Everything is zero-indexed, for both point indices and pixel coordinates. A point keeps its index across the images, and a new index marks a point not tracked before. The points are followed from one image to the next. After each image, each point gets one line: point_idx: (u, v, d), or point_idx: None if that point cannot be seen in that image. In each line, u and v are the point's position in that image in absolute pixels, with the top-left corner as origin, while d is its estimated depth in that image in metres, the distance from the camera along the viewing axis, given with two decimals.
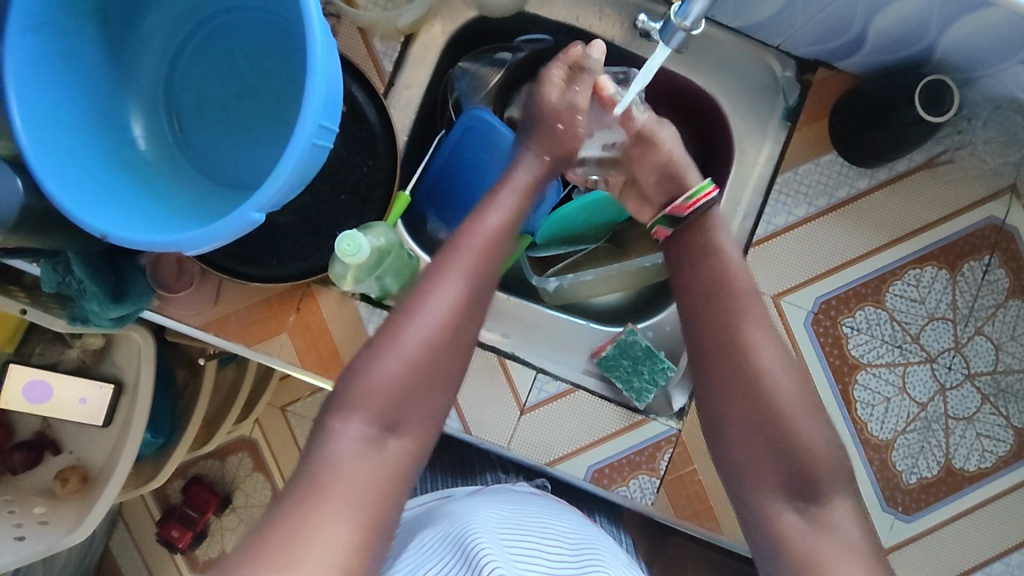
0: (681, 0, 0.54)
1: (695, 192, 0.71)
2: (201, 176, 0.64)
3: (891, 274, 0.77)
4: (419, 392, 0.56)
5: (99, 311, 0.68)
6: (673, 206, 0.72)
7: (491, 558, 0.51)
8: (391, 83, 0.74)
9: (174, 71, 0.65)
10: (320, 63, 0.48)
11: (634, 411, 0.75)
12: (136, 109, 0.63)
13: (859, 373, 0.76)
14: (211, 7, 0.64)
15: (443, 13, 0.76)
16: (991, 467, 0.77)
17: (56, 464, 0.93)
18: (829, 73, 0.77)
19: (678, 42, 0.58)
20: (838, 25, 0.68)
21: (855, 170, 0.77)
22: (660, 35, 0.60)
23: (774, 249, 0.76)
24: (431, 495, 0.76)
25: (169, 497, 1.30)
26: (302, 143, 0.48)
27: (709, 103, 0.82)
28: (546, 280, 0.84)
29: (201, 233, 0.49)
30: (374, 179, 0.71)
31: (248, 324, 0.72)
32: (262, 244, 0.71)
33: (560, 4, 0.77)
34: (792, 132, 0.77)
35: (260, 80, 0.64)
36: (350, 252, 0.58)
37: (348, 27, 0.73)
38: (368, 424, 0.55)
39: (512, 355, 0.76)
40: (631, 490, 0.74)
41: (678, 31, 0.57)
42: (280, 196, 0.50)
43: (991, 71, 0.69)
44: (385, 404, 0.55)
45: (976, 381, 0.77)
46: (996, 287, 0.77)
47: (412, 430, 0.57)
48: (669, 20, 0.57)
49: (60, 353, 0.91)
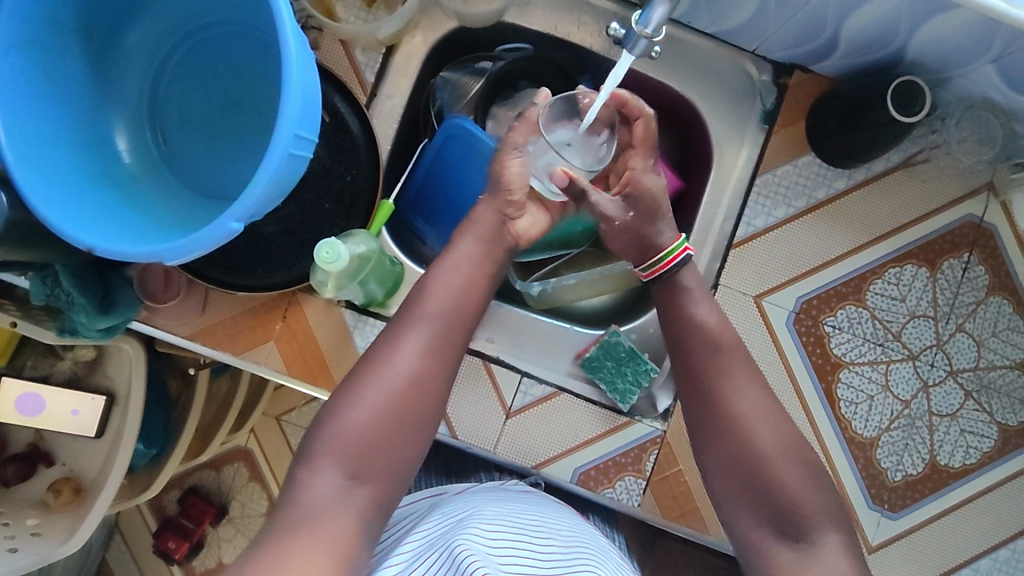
0: (641, 9, 0.56)
1: (662, 256, 0.70)
2: (186, 189, 0.65)
3: (871, 273, 0.78)
4: (372, 417, 0.58)
5: (87, 321, 0.69)
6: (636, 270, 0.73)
7: (474, 559, 0.52)
8: (373, 93, 0.76)
9: (157, 86, 0.66)
10: (295, 75, 0.49)
11: (618, 413, 0.75)
12: (120, 122, 0.64)
13: (842, 371, 0.77)
14: (192, 22, 0.65)
15: (424, 24, 0.77)
16: (975, 463, 0.78)
17: (49, 476, 0.94)
18: (805, 76, 0.78)
19: (640, 49, 0.61)
20: (809, 29, 0.69)
21: (833, 171, 0.78)
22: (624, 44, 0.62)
23: (754, 251, 0.77)
24: (423, 494, 0.76)
25: (165, 507, 1.30)
26: (278, 153, 0.49)
27: (688, 107, 0.83)
28: (530, 284, 0.84)
29: (182, 243, 0.50)
30: (357, 188, 0.73)
31: (236, 333, 0.72)
32: (249, 254, 0.72)
33: (539, 13, 0.79)
34: (769, 134, 0.78)
35: (242, 94, 0.65)
36: (328, 260, 0.59)
37: (330, 39, 0.74)
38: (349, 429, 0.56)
39: (497, 359, 0.77)
40: (618, 492, 0.75)
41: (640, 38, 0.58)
42: (259, 206, 0.51)
43: (962, 71, 0.70)
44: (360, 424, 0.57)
45: (958, 378, 0.78)
46: (977, 284, 0.78)
47: (394, 433, 0.59)
48: (631, 27, 0.59)
49: (53, 365, 0.92)
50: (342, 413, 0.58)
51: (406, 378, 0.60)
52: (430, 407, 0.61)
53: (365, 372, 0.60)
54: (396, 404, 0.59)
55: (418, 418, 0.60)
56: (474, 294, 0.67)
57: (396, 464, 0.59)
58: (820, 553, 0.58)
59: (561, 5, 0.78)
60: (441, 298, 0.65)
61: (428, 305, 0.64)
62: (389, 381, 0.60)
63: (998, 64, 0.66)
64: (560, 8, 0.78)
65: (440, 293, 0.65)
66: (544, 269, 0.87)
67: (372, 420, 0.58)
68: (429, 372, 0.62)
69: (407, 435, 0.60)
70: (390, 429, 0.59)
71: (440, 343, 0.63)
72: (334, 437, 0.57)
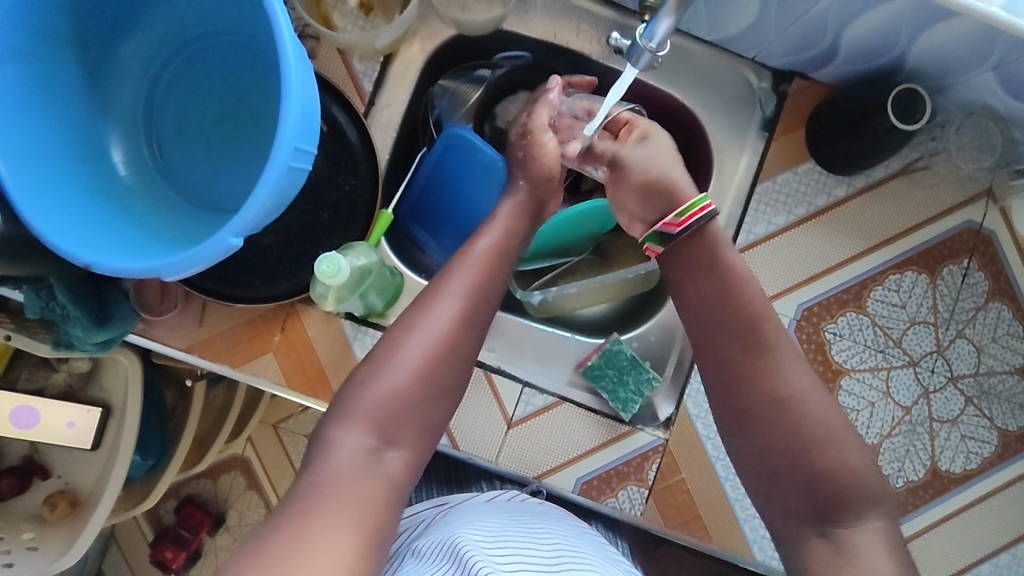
0: (646, 22, 0.54)
1: (689, 207, 0.67)
2: (184, 202, 0.65)
3: (872, 280, 0.77)
4: (386, 405, 0.55)
5: (83, 334, 0.68)
6: (664, 223, 0.68)
7: (484, 566, 0.52)
8: (371, 102, 0.75)
9: (153, 98, 0.65)
10: (295, 88, 0.48)
11: (620, 422, 0.75)
12: (117, 135, 0.63)
13: (843, 378, 0.77)
14: (188, 32, 0.64)
15: (422, 33, 0.77)
16: (976, 469, 0.78)
17: (44, 489, 0.93)
18: (805, 83, 0.78)
19: (645, 63, 0.58)
20: (810, 37, 0.69)
21: (833, 178, 0.78)
22: (628, 56, 0.60)
23: (755, 258, 0.77)
24: (428, 503, 0.75)
25: (162, 518, 1.29)
26: (278, 166, 0.49)
27: (687, 114, 0.82)
28: (530, 294, 0.83)
29: (181, 259, 0.49)
30: (356, 199, 0.72)
31: (233, 345, 0.72)
32: (247, 266, 0.71)
33: (537, 21, 0.78)
34: (769, 141, 0.78)
35: (240, 105, 0.65)
36: (329, 273, 0.58)
37: (327, 48, 0.74)
38: (347, 428, 0.53)
39: (497, 368, 0.76)
40: (620, 501, 0.74)
41: (644, 52, 0.56)
42: (259, 219, 0.50)
43: (961, 79, 0.70)
44: (360, 418, 0.54)
45: (959, 384, 0.78)
46: (976, 290, 0.78)
47: (408, 433, 0.56)
48: (636, 41, 0.57)
49: (46, 378, 0.91)
50: (372, 376, 0.56)
51: (439, 347, 0.58)
52: (441, 389, 0.59)
53: (397, 338, 0.58)
54: (425, 372, 0.57)
55: (443, 392, 0.58)
56: (504, 267, 0.65)
57: (405, 465, 0.56)
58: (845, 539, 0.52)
59: (559, 13, 0.78)
60: (476, 265, 0.63)
61: (461, 274, 0.62)
62: (424, 344, 0.58)
63: (998, 72, 0.66)
64: (559, 16, 0.78)
65: (473, 263, 0.63)
66: (548, 275, 0.87)
67: (400, 387, 0.56)
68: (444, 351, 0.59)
69: (423, 441, 0.57)
70: (416, 401, 0.56)
71: (473, 315, 0.61)
72: (343, 420, 0.54)
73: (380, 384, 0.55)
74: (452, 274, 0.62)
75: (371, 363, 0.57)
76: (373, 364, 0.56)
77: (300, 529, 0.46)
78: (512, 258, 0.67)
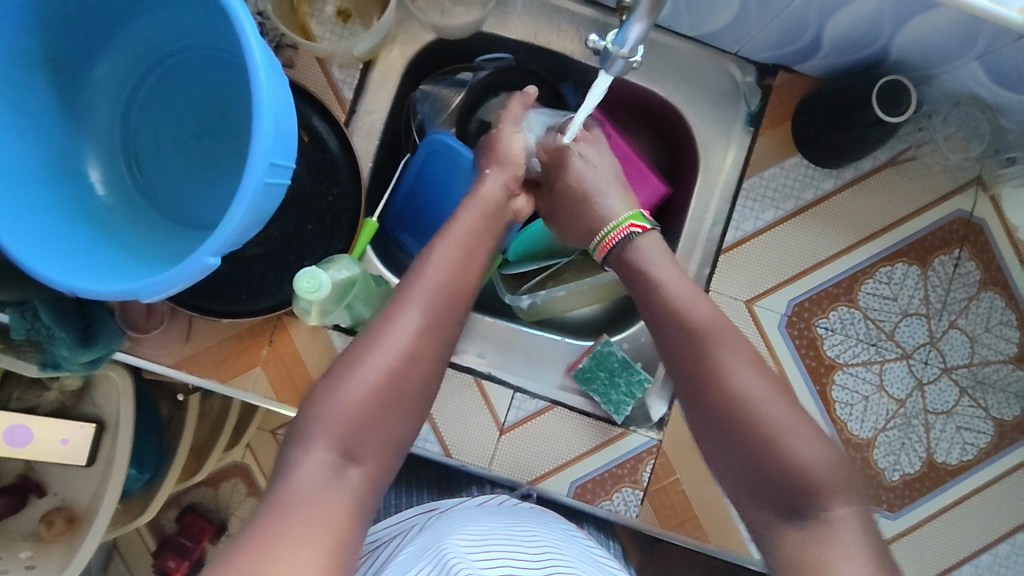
0: (617, 27, 0.52)
1: (611, 229, 0.70)
2: (165, 220, 0.64)
3: (862, 273, 0.77)
4: (368, 406, 0.55)
5: (69, 355, 0.68)
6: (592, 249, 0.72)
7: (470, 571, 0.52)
8: (352, 110, 0.74)
9: (129, 115, 0.65)
10: (267, 104, 0.47)
11: (613, 424, 0.75)
12: (93, 154, 0.63)
13: (836, 373, 0.76)
14: (163, 47, 0.64)
15: (401, 37, 0.76)
16: (972, 460, 0.77)
17: (40, 507, 0.93)
18: (789, 76, 0.77)
19: (617, 70, 0.56)
20: (793, 31, 0.69)
21: (820, 172, 0.77)
22: (601, 64, 0.57)
23: (744, 255, 0.77)
24: (416, 508, 0.73)
25: (164, 527, 1.29)
26: (253, 182, 0.48)
27: (672, 112, 0.82)
28: (519, 298, 0.84)
29: (157, 280, 0.48)
30: (339, 209, 0.71)
31: (222, 359, 0.71)
32: (232, 279, 0.70)
33: (517, 22, 0.77)
34: (755, 136, 0.78)
35: (218, 119, 0.64)
36: (310, 289, 0.58)
37: (305, 58, 0.73)
38: (329, 438, 0.53)
39: (488, 375, 0.76)
40: (615, 503, 0.74)
41: (616, 60, 0.54)
42: (236, 238, 0.50)
43: (946, 68, 0.69)
44: (347, 423, 0.54)
45: (952, 375, 0.77)
46: (968, 279, 0.78)
47: (387, 443, 0.56)
48: (607, 49, 0.55)
49: (38, 396, 0.91)
50: (333, 396, 0.55)
51: (398, 357, 0.57)
52: (423, 399, 0.58)
53: (353, 356, 0.57)
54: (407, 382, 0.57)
55: (406, 404, 0.57)
56: (469, 278, 0.65)
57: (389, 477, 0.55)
58: (827, 528, 0.52)
59: (539, 13, 0.77)
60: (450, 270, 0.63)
61: (420, 286, 0.61)
62: (382, 356, 0.57)
63: (982, 61, 0.65)
64: (539, 17, 0.77)
65: (426, 273, 0.62)
66: (534, 279, 0.85)
67: (359, 399, 0.55)
68: (426, 359, 0.58)
69: (392, 451, 0.56)
70: (377, 414, 0.55)
71: (435, 324, 0.60)
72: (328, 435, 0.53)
73: (341, 400, 0.54)
74: (413, 284, 0.61)
75: (352, 373, 0.56)
76: (356, 374, 0.56)
77: (284, 550, 0.45)
78: (474, 261, 0.66)
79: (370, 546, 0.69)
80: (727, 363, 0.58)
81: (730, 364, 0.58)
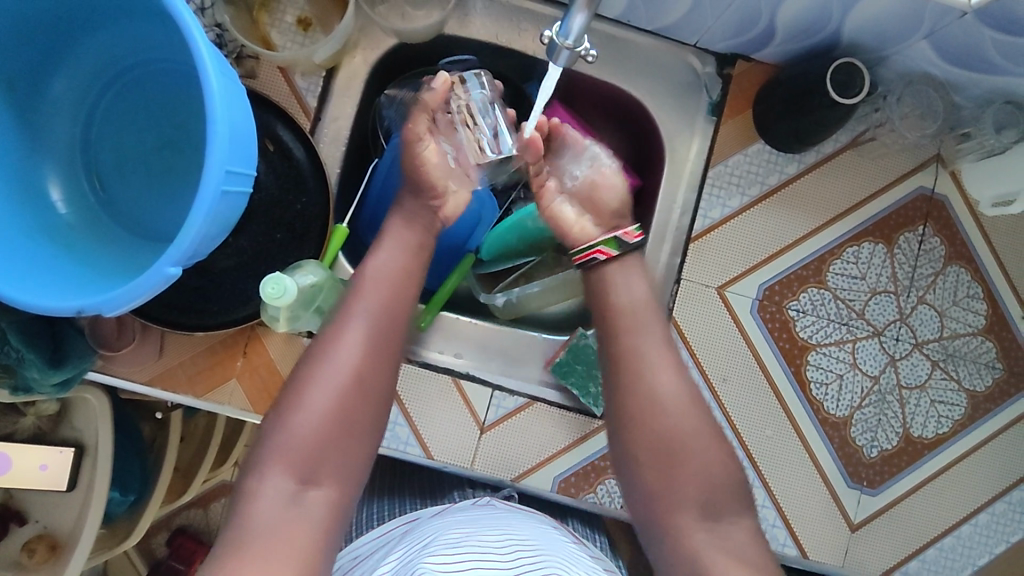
0: (561, 19, 0.53)
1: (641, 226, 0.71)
2: (129, 235, 0.64)
3: (830, 254, 0.78)
4: None
5: (40, 377, 0.67)
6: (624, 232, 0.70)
7: None
8: (317, 118, 0.75)
9: (89, 132, 0.65)
10: (220, 113, 0.47)
11: (593, 417, 0.75)
12: (54, 172, 0.62)
13: (810, 354, 0.77)
14: (119, 62, 0.64)
15: (363, 43, 0.76)
16: (947, 432, 0.79)
17: (23, 535, 0.92)
18: (748, 65, 0.79)
19: (566, 60, 0.56)
20: (746, 20, 0.70)
21: (783, 157, 0.78)
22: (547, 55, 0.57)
23: (714, 242, 0.77)
24: (396, 521, 0.71)
25: (155, 551, 1.28)
26: (210, 192, 0.48)
27: (636, 105, 0.82)
28: (494, 297, 0.84)
29: (120, 293, 0.48)
30: (308, 217, 0.71)
31: (196, 374, 0.71)
32: (203, 292, 0.70)
33: (478, 24, 0.78)
34: (718, 125, 0.79)
35: (179, 132, 0.64)
36: (276, 295, 0.58)
37: (268, 68, 0.73)
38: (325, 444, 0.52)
39: (466, 375, 0.76)
40: (600, 495, 0.75)
41: (563, 50, 0.54)
42: (196, 247, 0.50)
43: (896, 49, 0.71)
44: None
45: (924, 349, 0.78)
46: (933, 255, 0.79)
47: (338, 462, 0.58)
48: (551, 40, 0.55)
49: (14, 422, 0.89)
50: None
51: (355, 360, 0.60)
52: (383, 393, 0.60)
53: None
54: None
55: None
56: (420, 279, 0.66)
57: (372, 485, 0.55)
58: None
59: (500, 14, 0.78)
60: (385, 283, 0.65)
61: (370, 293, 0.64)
62: (341, 358, 0.60)
63: (930, 39, 0.67)
64: (499, 17, 0.78)
65: (380, 283, 0.65)
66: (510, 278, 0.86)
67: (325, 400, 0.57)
68: None
69: None
70: (341, 414, 0.58)
71: (386, 330, 0.63)
72: None
73: (307, 415, 0.58)
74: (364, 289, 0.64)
75: None
76: None
77: None
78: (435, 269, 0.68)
79: (342, 571, 0.66)
80: (664, 368, 0.64)
81: (663, 380, 0.63)
